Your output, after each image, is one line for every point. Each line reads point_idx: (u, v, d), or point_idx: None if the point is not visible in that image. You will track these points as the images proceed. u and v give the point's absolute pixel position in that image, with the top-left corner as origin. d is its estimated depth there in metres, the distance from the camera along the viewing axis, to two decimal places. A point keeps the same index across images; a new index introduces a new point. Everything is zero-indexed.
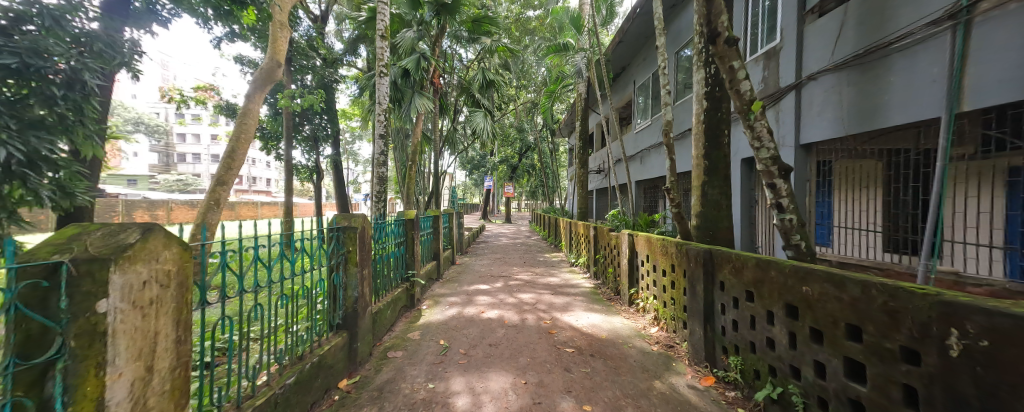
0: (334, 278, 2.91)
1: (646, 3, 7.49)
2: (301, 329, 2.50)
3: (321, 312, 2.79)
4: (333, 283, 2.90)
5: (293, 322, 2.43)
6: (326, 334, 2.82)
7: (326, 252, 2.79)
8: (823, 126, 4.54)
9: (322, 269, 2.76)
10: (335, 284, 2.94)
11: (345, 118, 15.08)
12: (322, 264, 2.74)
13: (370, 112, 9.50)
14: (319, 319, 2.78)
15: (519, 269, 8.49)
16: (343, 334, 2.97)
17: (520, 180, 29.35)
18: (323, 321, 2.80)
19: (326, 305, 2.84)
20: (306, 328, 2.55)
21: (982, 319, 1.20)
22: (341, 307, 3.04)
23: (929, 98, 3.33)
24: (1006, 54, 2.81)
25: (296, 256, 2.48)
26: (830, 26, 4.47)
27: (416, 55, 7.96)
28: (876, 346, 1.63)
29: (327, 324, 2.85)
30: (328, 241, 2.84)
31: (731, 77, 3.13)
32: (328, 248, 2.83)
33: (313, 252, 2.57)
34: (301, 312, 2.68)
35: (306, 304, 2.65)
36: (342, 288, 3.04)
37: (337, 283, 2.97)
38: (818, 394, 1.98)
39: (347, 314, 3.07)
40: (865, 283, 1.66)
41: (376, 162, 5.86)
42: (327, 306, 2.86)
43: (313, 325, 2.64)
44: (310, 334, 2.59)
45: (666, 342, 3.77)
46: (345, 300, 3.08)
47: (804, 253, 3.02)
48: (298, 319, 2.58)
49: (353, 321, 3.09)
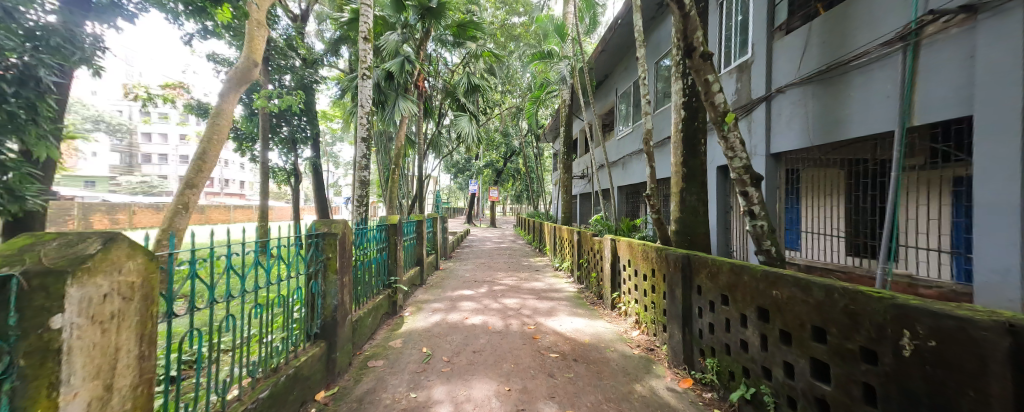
0: (311, 286, 2.83)
1: (626, 14, 7.76)
2: (276, 340, 2.41)
3: (298, 321, 2.70)
4: (310, 291, 2.82)
5: (268, 332, 2.34)
6: (302, 344, 2.73)
7: (304, 259, 2.72)
8: (791, 136, 4.75)
9: (299, 277, 2.69)
10: (312, 292, 2.86)
11: (326, 121, 14.74)
12: (300, 272, 2.67)
13: (351, 113, 9.32)
14: (295, 328, 2.69)
15: (503, 274, 8.47)
16: (321, 344, 2.88)
17: (505, 185, 29.30)
18: (299, 331, 2.72)
19: (304, 314, 2.76)
20: (282, 339, 2.45)
21: (930, 321, 1.29)
22: (319, 316, 2.95)
23: (884, 112, 3.56)
24: (950, 75, 3.05)
25: (272, 263, 2.40)
26: (796, 43, 4.72)
27: (399, 58, 7.86)
28: (838, 347, 1.72)
29: (304, 334, 2.75)
30: (306, 248, 2.76)
31: (706, 90, 3.28)
32: (306, 255, 2.76)
33: (289, 259, 2.50)
34: (276, 321, 2.59)
35: (281, 312, 2.52)
36: (320, 297, 2.97)
37: (314, 292, 2.89)
38: (787, 394, 2.07)
39: (326, 323, 3.00)
40: (829, 287, 1.76)
41: (358, 165, 5.75)
42: (304, 315, 2.78)
43: (289, 335, 2.55)
44: (286, 344, 2.50)
45: (647, 346, 3.84)
46: (323, 308, 3.01)
47: (774, 258, 3.15)
48: (274, 329, 2.48)
49: (333, 329, 3.00)
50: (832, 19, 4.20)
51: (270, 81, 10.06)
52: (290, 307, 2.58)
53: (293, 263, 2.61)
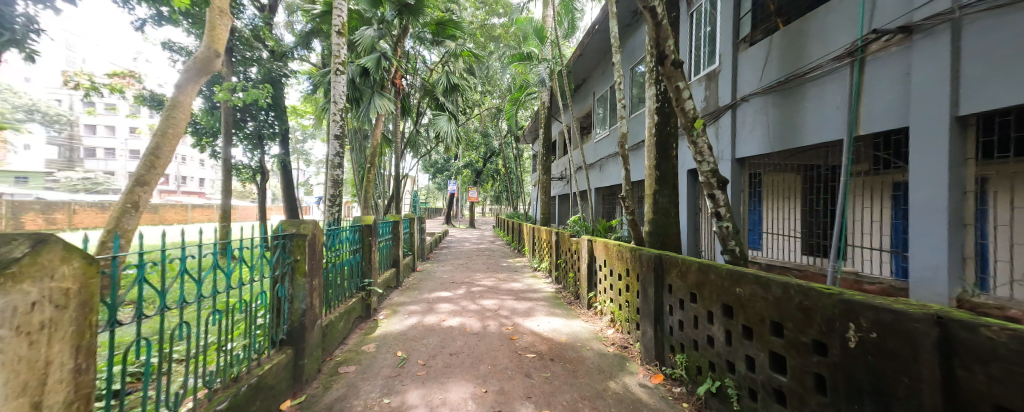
0: (277, 290, 2.70)
1: (603, 20, 7.94)
2: (237, 348, 2.27)
3: (262, 327, 2.57)
4: (276, 295, 2.69)
5: (228, 339, 2.21)
6: (266, 351, 2.59)
7: (269, 262, 2.59)
8: (754, 142, 5.02)
9: (264, 280, 2.57)
10: (278, 296, 2.73)
11: (296, 117, 14.12)
12: (266, 275, 2.54)
13: (324, 110, 8.97)
14: (258, 335, 2.55)
15: (481, 275, 8.42)
16: (287, 350, 2.75)
17: (485, 185, 29.17)
18: (263, 338, 2.58)
19: (269, 320, 2.63)
20: (244, 347, 2.32)
21: (872, 314, 1.39)
22: (285, 321, 2.82)
23: (835, 122, 3.84)
24: (891, 89, 3.32)
25: (233, 267, 2.27)
26: (758, 55, 5.00)
27: (375, 54, 7.64)
28: (793, 340, 1.84)
29: (268, 340, 2.62)
30: (272, 250, 2.63)
31: (677, 96, 3.41)
32: (272, 258, 2.62)
33: (253, 262, 2.37)
34: (237, 328, 2.45)
35: (243, 318, 2.39)
36: (287, 301, 2.84)
37: (280, 296, 2.76)
38: (749, 386, 2.18)
39: (293, 329, 2.86)
40: (786, 284, 1.87)
41: (330, 164, 5.54)
42: (269, 321, 2.65)
43: (252, 343, 2.41)
44: (248, 352, 2.36)
45: (621, 343, 3.94)
46: (290, 313, 2.88)
47: (738, 257, 3.30)
48: (234, 336, 2.34)
49: (300, 335, 2.87)
50: (790, 33, 4.48)
51: (234, 73, 9.53)
52: (253, 313, 2.44)
53: (258, 266, 2.49)
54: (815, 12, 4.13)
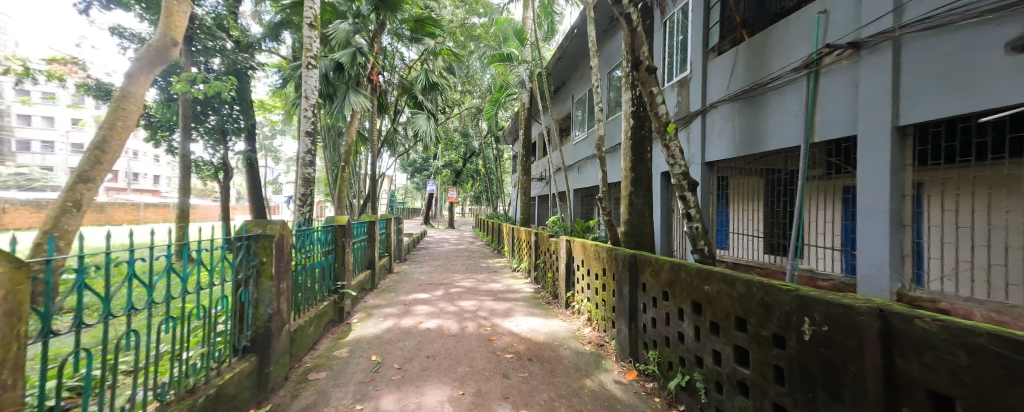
0: (240, 295, 2.59)
1: (581, 24, 8.08)
2: (193, 357, 2.14)
3: (223, 334, 2.47)
4: (238, 299, 2.57)
5: (184, 348, 2.09)
6: (227, 360, 2.46)
7: (231, 265, 2.47)
8: (721, 146, 5.26)
9: (225, 284, 2.45)
10: (241, 300, 2.62)
11: (264, 111, 13.48)
12: (228, 279, 2.43)
13: (295, 105, 8.63)
14: (219, 342, 2.45)
15: (460, 276, 8.36)
16: (251, 358, 2.63)
17: (464, 185, 28.97)
18: (224, 345, 2.47)
19: (231, 327, 2.53)
20: (202, 356, 2.20)
21: (824, 309, 1.50)
22: (249, 327, 2.71)
23: (793, 129, 4.10)
24: (842, 100, 3.58)
25: (190, 270, 2.14)
26: (725, 64, 5.25)
27: (350, 49, 7.42)
28: (756, 334, 1.94)
29: (229, 348, 2.49)
30: (235, 253, 2.50)
31: (651, 102, 3.54)
32: (235, 261, 2.50)
33: (212, 265, 2.25)
34: (195, 335, 2.33)
35: (201, 325, 2.26)
36: (251, 306, 2.73)
37: (244, 300, 2.64)
38: (715, 379, 2.29)
39: (257, 335, 2.74)
40: (750, 282, 1.98)
41: (301, 161, 5.33)
42: (231, 327, 2.52)
43: (211, 351, 2.30)
44: (206, 361, 2.23)
45: (597, 342, 4.03)
46: (254, 318, 2.76)
47: (707, 256, 3.46)
48: (191, 344, 2.21)
49: (265, 341, 2.75)
50: (754, 44, 4.74)
51: (193, 64, 8.99)
52: (213, 320, 2.33)
53: (219, 269, 2.37)
54: (776, 26, 4.40)
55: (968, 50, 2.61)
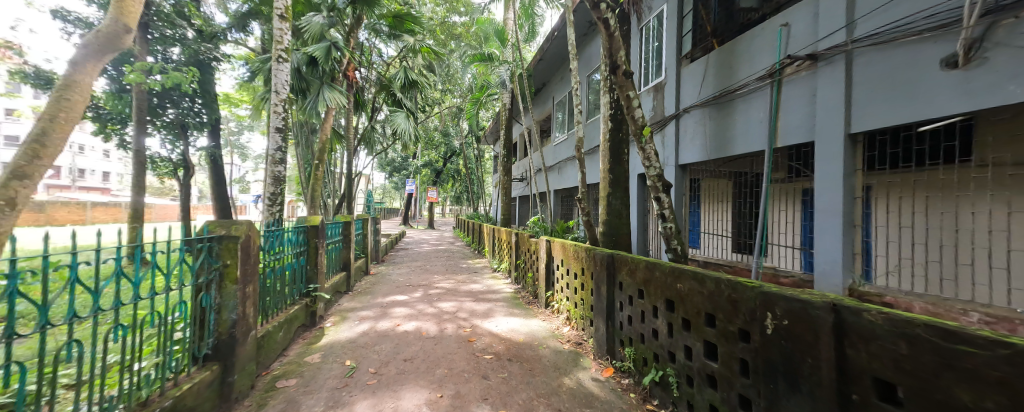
0: (200, 300, 2.43)
1: (562, 27, 8.19)
2: (147, 368, 2.00)
3: (180, 342, 2.28)
4: (199, 305, 2.42)
5: (136, 358, 1.93)
6: (186, 369, 2.32)
7: (191, 269, 2.33)
8: (694, 150, 5.48)
9: (184, 289, 2.30)
10: (201, 306, 2.46)
11: (230, 106, 12.83)
12: (186, 283, 2.28)
13: (263, 100, 8.28)
14: (176, 351, 2.27)
15: (440, 277, 8.28)
16: (213, 367, 2.50)
17: (444, 185, 28.68)
18: (183, 353, 2.31)
19: (190, 334, 2.35)
20: (156, 366, 2.04)
21: (784, 304, 1.60)
22: (210, 334, 2.55)
23: (758, 135, 4.32)
24: (802, 108, 3.82)
25: (143, 275, 2.00)
26: (697, 71, 5.47)
27: (325, 44, 7.19)
28: (723, 330, 2.04)
29: (189, 357, 2.35)
30: (196, 255, 2.37)
31: (628, 105, 3.64)
32: (195, 264, 2.36)
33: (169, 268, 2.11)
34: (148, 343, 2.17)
35: (156, 333, 2.11)
36: (213, 311, 2.58)
37: (205, 306, 2.49)
38: (686, 373, 2.38)
39: (220, 342, 2.60)
40: (718, 280, 2.08)
41: (270, 159, 5.11)
42: (191, 335, 2.37)
43: (167, 361, 2.14)
44: (161, 372, 2.09)
45: (576, 340, 4.10)
46: (216, 324, 2.61)
47: (680, 256, 3.59)
48: (143, 354, 2.06)
49: (229, 348, 2.63)
50: (723, 53, 4.96)
51: (149, 53, 8.41)
52: (169, 327, 2.17)
53: (177, 273, 2.23)
54: (743, 36, 4.63)
55: (915, 64, 2.82)
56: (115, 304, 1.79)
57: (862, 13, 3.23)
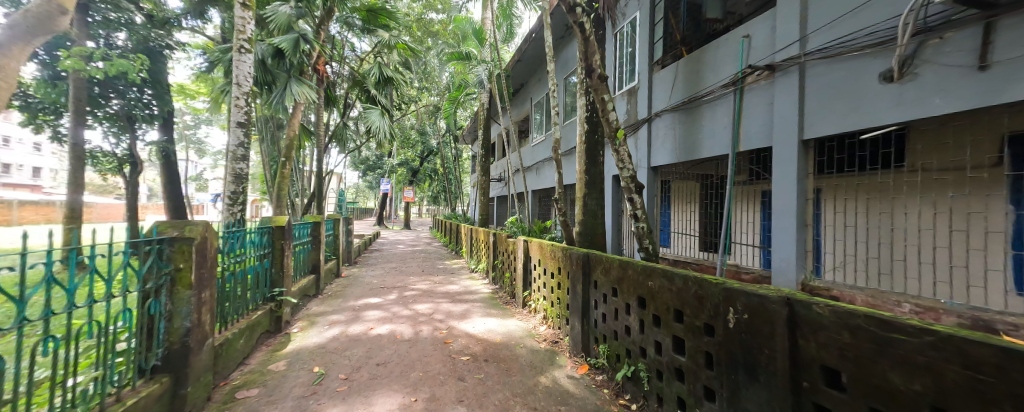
0: (148, 307, 2.25)
1: (539, 29, 8.27)
2: (85, 383, 1.81)
3: (124, 354, 2.11)
4: (146, 313, 2.24)
5: (72, 372, 1.75)
6: (131, 383, 2.13)
7: (137, 273, 2.15)
8: (664, 152, 5.69)
9: (129, 295, 2.12)
10: (148, 313, 2.29)
11: (187, 98, 12.03)
12: (131, 289, 2.10)
13: (224, 93, 7.84)
14: (119, 363, 2.08)
15: (416, 278, 8.15)
16: (163, 379, 2.31)
17: (421, 185, 28.25)
18: (127, 366, 2.12)
19: (136, 344, 2.16)
20: (95, 380, 1.86)
21: (745, 299, 1.70)
22: (159, 344, 2.36)
23: (723, 139, 4.55)
24: (761, 114, 4.05)
25: (80, 281, 1.82)
26: (668, 77, 5.68)
27: (293, 35, 6.89)
28: (690, 325, 2.15)
29: (134, 369, 2.16)
30: (143, 259, 2.19)
31: (603, 108, 3.73)
32: (141, 268, 2.18)
33: (111, 274, 1.94)
34: (86, 356, 1.97)
35: (95, 345, 1.93)
36: (163, 319, 2.40)
37: (153, 313, 2.30)
38: (656, 367, 2.48)
39: (171, 352, 2.42)
40: (686, 277, 2.18)
41: (231, 155, 4.83)
42: (137, 345, 2.18)
43: (109, 374, 1.95)
44: (102, 387, 1.90)
45: (552, 339, 4.16)
46: (167, 333, 2.43)
47: (651, 254, 3.72)
48: (80, 368, 1.87)
49: (181, 359, 2.44)
50: (691, 60, 5.18)
51: (90, 38, 7.69)
52: (111, 338, 1.99)
53: (121, 278, 2.05)
54: (709, 45, 4.86)
55: (860, 76, 3.06)
56: (47, 313, 1.62)
57: (814, 28, 3.48)
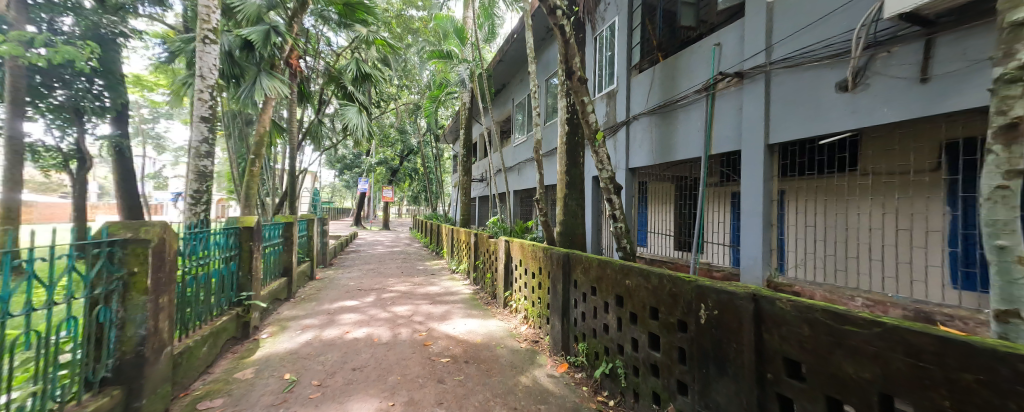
0: (96, 314, 2.06)
1: (521, 29, 8.32)
2: (21, 399, 1.64)
3: (68, 366, 1.92)
4: (95, 320, 2.05)
5: (6, 388, 1.58)
6: (76, 397, 1.95)
7: (85, 278, 1.97)
8: (641, 154, 5.84)
9: (74, 302, 1.94)
10: (98, 321, 2.10)
11: (147, 90, 11.33)
12: (78, 295, 1.92)
13: (185, 85, 7.49)
14: (62, 376, 1.89)
15: (395, 280, 8.02)
16: (114, 392, 2.13)
17: (401, 184, 27.78)
18: (71, 379, 1.93)
19: (82, 355, 1.98)
20: (34, 395, 1.68)
21: (715, 296, 1.77)
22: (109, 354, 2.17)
23: (696, 142, 4.72)
24: (731, 119, 4.23)
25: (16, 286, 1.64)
26: (645, 81, 5.84)
27: (263, 27, 6.62)
28: (665, 322, 2.22)
29: (80, 382, 1.97)
30: (92, 263, 2.01)
31: (583, 110, 3.79)
32: (89, 272, 2.00)
33: (54, 279, 1.76)
34: (24, 369, 1.78)
35: (33, 357, 1.75)
36: (114, 327, 2.21)
37: (102, 321, 2.11)
38: (633, 364, 2.55)
39: (123, 363, 2.24)
40: (661, 276, 2.25)
41: (195, 152, 4.58)
42: (84, 356, 2.00)
43: (49, 388, 1.77)
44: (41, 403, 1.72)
45: (533, 339, 4.20)
46: (118, 342, 2.25)
47: (629, 254, 3.82)
48: (15, 383, 1.68)
49: (135, 370, 2.26)
50: (667, 66, 5.35)
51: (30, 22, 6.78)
52: (52, 349, 1.81)
53: (65, 283, 1.87)
54: (684, 51, 5.03)
55: (821, 85, 3.25)
56: None
57: (779, 38, 3.66)
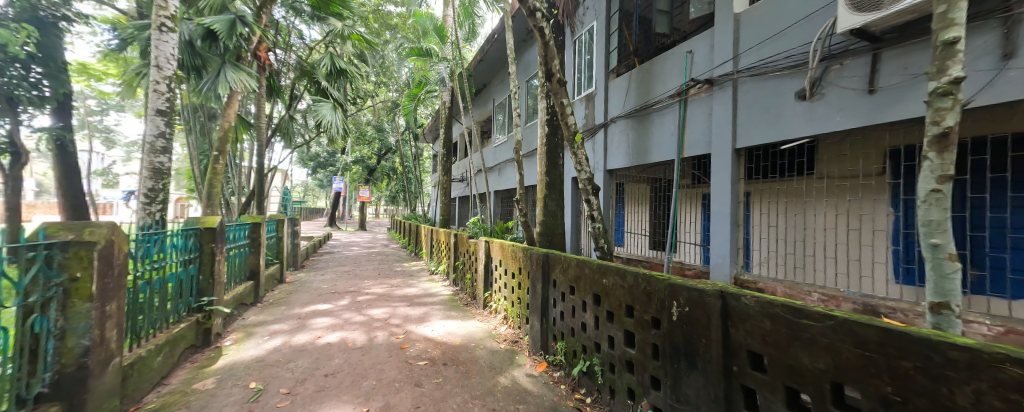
0: (32, 324, 1.89)
1: (501, 29, 8.32)
2: None
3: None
4: (29, 331, 1.88)
5: None
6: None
7: (20, 285, 1.80)
8: (619, 156, 5.99)
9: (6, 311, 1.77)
10: (33, 332, 1.92)
11: (98, 80, 10.52)
12: (11, 304, 1.75)
13: (139, 75, 7.07)
14: None
15: (371, 282, 7.83)
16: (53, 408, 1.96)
17: (379, 184, 27.17)
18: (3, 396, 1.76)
19: (15, 369, 1.80)
20: None
21: (686, 294, 1.85)
22: (47, 367, 2.00)
23: (670, 145, 4.89)
24: (702, 124, 4.41)
25: None
26: (622, 85, 5.99)
27: (228, 17, 6.29)
28: (639, 319, 2.29)
29: (14, 399, 1.81)
30: (27, 268, 1.84)
31: (562, 111, 3.85)
32: (23, 279, 1.82)
33: None
34: None
35: None
36: (53, 338, 2.04)
37: (38, 331, 1.94)
38: (609, 361, 2.61)
39: (63, 376, 2.06)
40: (636, 274, 2.32)
41: (149, 147, 4.30)
42: (18, 370, 1.83)
43: None
44: None
45: (512, 339, 4.22)
46: (57, 354, 2.06)
47: (607, 253, 3.91)
48: None
49: (78, 384, 2.10)
50: (642, 71, 5.51)
51: None
52: None
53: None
54: (658, 57, 5.19)
55: (783, 93, 3.44)
56: None
57: (744, 48, 3.85)
